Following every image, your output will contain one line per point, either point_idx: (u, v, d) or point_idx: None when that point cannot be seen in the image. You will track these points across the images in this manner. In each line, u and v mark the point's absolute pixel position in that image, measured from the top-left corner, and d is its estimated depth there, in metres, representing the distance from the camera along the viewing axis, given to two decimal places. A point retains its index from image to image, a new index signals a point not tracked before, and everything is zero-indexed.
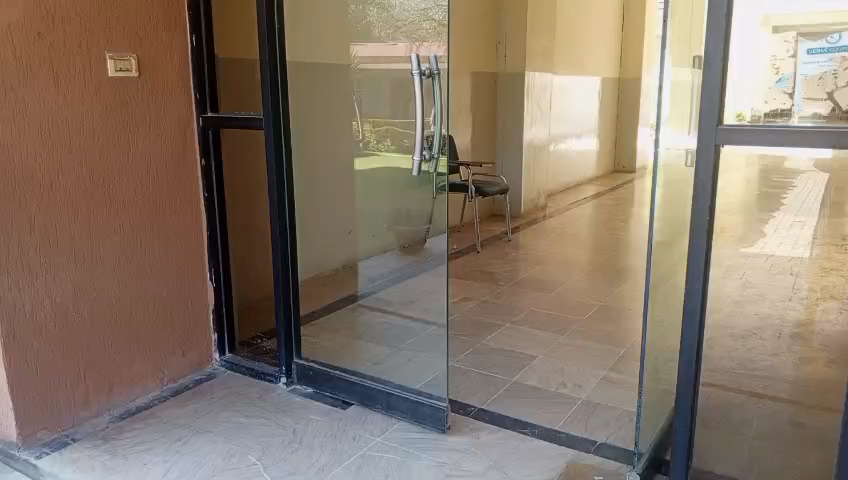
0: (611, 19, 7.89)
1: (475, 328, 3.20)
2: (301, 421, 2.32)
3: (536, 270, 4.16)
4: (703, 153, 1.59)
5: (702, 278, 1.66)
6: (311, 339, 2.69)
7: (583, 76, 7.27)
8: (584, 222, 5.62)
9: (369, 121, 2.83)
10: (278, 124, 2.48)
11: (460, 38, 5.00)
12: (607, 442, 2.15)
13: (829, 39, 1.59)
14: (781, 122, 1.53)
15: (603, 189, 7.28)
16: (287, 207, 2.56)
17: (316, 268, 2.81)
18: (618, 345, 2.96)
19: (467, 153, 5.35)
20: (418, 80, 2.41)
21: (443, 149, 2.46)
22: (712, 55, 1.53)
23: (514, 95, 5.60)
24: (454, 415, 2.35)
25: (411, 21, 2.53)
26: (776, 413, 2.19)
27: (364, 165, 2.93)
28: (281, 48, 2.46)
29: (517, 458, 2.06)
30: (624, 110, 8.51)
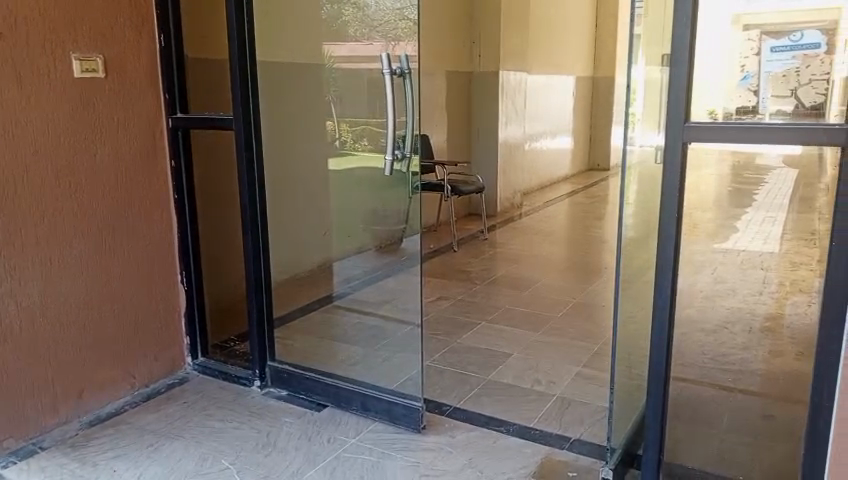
0: (585, 19, 7.97)
1: (451, 327, 3.21)
2: (275, 424, 2.30)
3: (512, 269, 4.18)
4: (671, 153, 1.61)
5: (670, 274, 1.68)
6: (285, 341, 2.66)
7: (557, 76, 7.32)
8: (559, 220, 5.66)
9: (346, 121, 2.98)
10: (249, 122, 2.43)
11: (434, 37, 5.00)
12: (580, 439, 2.16)
13: (792, 37, 1.61)
14: (751, 120, 1.55)
15: (578, 187, 7.34)
16: (259, 208, 2.52)
17: (295, 268, 2.82)
18: (592, 342, 2.98)
19: (442, 153, 5.35)
20: (388, 80, 2.34)
21: (415, 149, 2.44)
22: (678, 55, 1.55)
23: (489, 94, 5.61)
24: (429, 414, 2.35)
25: (387, 20, 2.67)
26: (746, 406, 2.22)
27: (340, 165, 3.08)
28: (251, 45, 2.41)
29: (491, 456, 2.07)
30: (598, 109, 8.59)
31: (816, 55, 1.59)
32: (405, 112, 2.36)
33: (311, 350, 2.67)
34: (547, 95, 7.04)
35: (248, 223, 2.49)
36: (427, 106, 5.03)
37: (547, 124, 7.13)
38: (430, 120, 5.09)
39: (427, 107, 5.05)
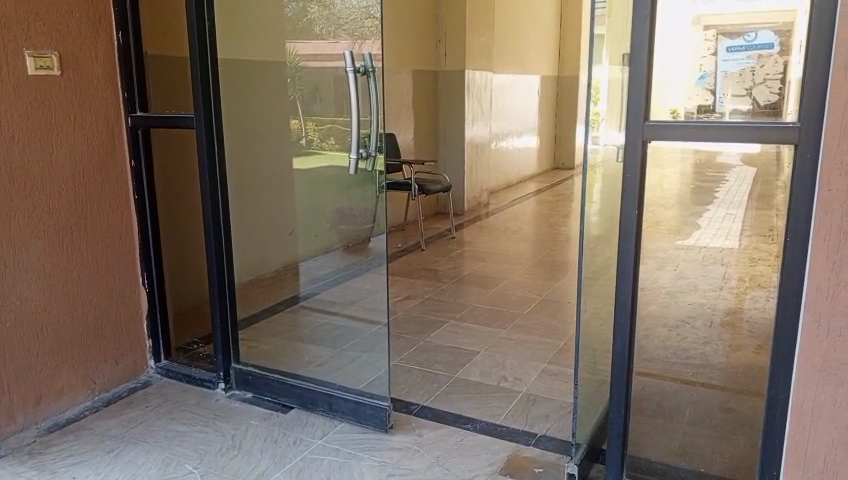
0: (550, 19, 8.04)
1: (419, 326, 3.21)
2: (240, 427, 2.27)
3: (479, 267, 4.20)
4: (630, 148, 1.64)
5: (632, 270, 1.70)
6: (250, 343, 2.63)
7: (523, 75, 7.37)
8: (526, 218, 5.69)
9: (311, 120, 2.91)
10: (210, 121, 2.40)
11: (399, 35, 4.99)
12: (546, 435, 2.18)
13: (746, 37, 1.59)
14: (711, 119, 1.57)
15: (544, 186, 7.40)
16: (222, 208, 2.48)
17: (257, 270, 2.80)
18: (557, 339, 3.01)
19: (409, 152, 5.36)
20: (352, 78, 2.34)
21: (380, 148, 2.41)
22: (637, 53, 1.58)
23: (454, 93, 5.63)
24: (396, 414, 2.34)
25: (353, 18, 2.48)
26: (707, 400, 2.27)
27: (304, 164, 3.03)
28: (211, 43, 2.37)
29: (458, 454, 2.07)
30: (563, 108, 8.69)
31: (771, 56, 1.54)
32: (369, 111, 2.35)
33: (276, 351, 2.65)
34: (513, 94, 7.09)
35: (210, 224, 2.45)
36: (393, 105, 5.02)
37: (513, 122, 7.18)
38: (396, 119, 5.09)
39: (394, 106, 5.04)
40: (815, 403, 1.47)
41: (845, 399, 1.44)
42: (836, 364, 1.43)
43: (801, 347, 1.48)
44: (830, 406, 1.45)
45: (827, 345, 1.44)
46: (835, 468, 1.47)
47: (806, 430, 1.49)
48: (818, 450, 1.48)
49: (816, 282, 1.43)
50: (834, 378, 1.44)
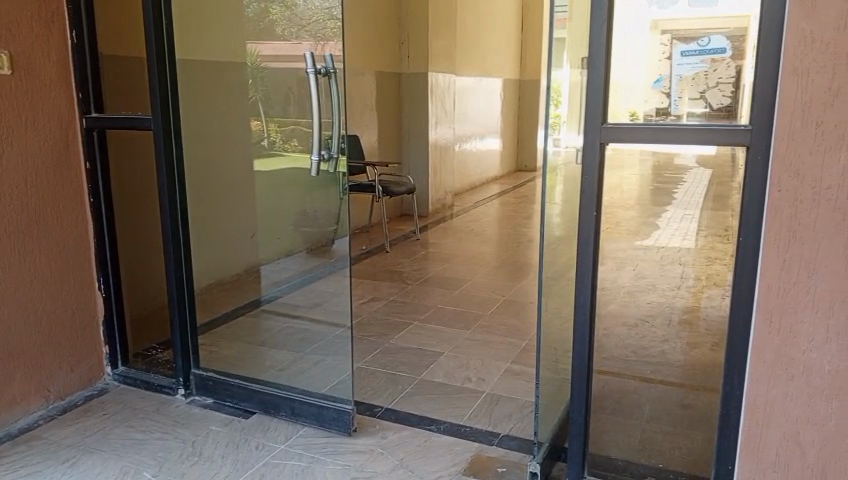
0: (511, 22, 8.13)
1: (384, 328, 3.20)
2: (200, 433, 2.23)
3: (443, 269, 4.21)
4: (589, 151, 1.68)
5: (591, 269, 1.74)
6: (210, 347, 2.58)
7: (485, 78, 7.43)
8: (489, 220, 5.73)
9: (274, 121, 2.88)
10: (168, 123, 2.35)
11: (362, 37, 4.98)
12: (509, 434, 2.20)
13: (700, 41, 1.58)
14: (667, 122, 1.61)
15: (507, 188, 7.47)
16: (180, 212, 2.44)
17: (217, 273, 2.77)
18: (520, 339, 3.04)
19: (373, 153, 5.34)
20: (313, 79, 2.33)
21: (342, 150, 2.38)
22: (595, 59, 1.63)
23: (417, 96, 5.64)
24: (360, 416, 2.33)
25: (316, 20, 2.45)
26: (666, 397, 2.31)
27: (267, 165, 3.01)
28: (170, 44, 2.33)
29: (422, 455, 2.07)
30: (525, 111, 8.79)
31: (723, 60, 1.55)
32: (330, 113, 2.34)
33: (237, 356, 2.61)
34: (476, 97, 7.13)
35: (169, 228, 2.41)
36: (357, 106, 5.01)
37: (476, 125, 7.23)
38: (360, 121, 5.08)
39: (357, 108, 5.02)
40: (768, 397, 1.51)
41: (794, 393, 1.48)
42: (787, 359, 1.48)
43: (753, 344, 1.52)
44: (781, 400, 1.50)
45: (778, 341, 1.48)
46: (787, 461, 1.52)
47: (759, 424, 1.53)
48: (771, 443, 1.53)
49: (767, 279, 1.47)
50: (785, 373, 1.49)
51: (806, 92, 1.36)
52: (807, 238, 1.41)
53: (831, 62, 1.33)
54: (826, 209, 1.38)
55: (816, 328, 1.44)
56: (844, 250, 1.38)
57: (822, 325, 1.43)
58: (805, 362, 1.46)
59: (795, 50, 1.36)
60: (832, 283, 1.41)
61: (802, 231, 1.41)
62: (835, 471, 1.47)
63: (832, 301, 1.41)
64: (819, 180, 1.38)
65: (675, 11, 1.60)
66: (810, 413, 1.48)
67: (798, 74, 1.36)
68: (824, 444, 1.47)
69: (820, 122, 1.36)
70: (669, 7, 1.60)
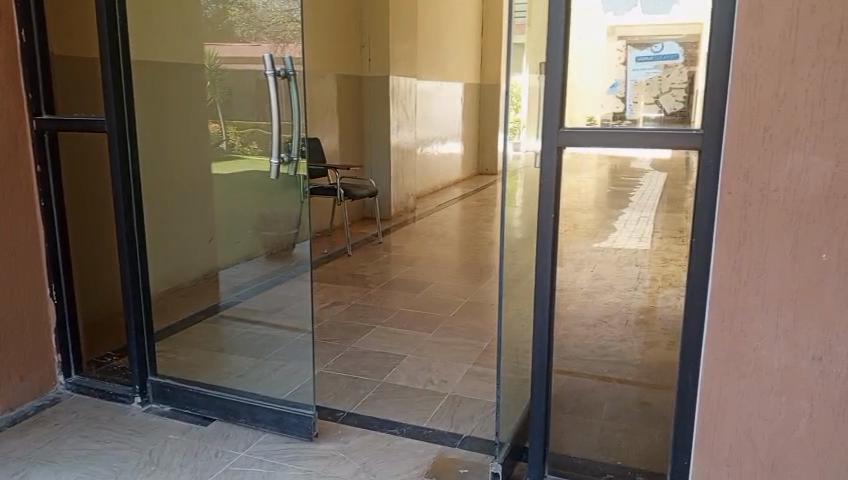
0: (472, 28, 8.22)
1: (345, 332, 3.18)
2: (158, 441, 2.18)
3: (405, 271, 4.22)
4: (547, 154, 1.71)
5: (550, 271, 1.77)
6: (167, 354, 2.53)
7: (447, 82, 7.48)
8: (451, 223, 5.75)
9: (233, 124, 2.87)
10: (124, 126, 2.30)
11: (322, 39, 4.95)
12: (471, 435, 2.21)
13: (653, 48, 1.63)
14: (623, 126, 1.65)
15: (468, 191, 7.52)
16: (137, 217, 2.38)
17: (173, 279, 2.72)
18: (482, 340, 3.06)
19: (334, 156, 5.31)
20: (272, 81, 2.30)
21: (302, 152, 2.36)
22: (552, 63, 1.66)
23: (378, 99, 5.64)
24: (322, 421, 2.31)
25: (275, 21, 2.44)
26: (624, 395, 2.35)
27: (224, 168, 3.04)
28: (125, 45, 2.27)
29: (384, 459, 2.07)
30: (486, 115, 8.88)
31: (676, 66, 1.59)
32: (290, 116, 2.31)
33: (196, 363, 2.56)
34: (437, 101, 7.17)
35: (124, 234, 2.35)
36: (317, 109, 4.98)
37: (438, 128, 7.26)
38: (321, 123, 5.05)
39: (318, 111, 5.00)
40: (720, 395, 1.56)
41: (745, 390, 1.53)
42: (738, 357, 1.52)
43: (706, 343, 1.56)
44: (733, 396, 1.54)
45: (730, 340, 1.53)
46: (739, 456, 1.56)
47: (713, 420, 1.58)
48: (724, 438, 1.57)
49: (719, 280, 1.51)
50: (737, 370, 1.53)
51: (754, 98, 1.41)
52: (756, 239, 1.46)
53: (777, 69, 1.38)
54: (774, 211, 1.43)
55: (766, 326, 1.49)
56: (790, 250, 1.43)
57: (770, 323, 1.48)
58: (755, 360, 1.51)
59: (743, 56, 1.40)
60: (779, 283, 1.46)
61: (751, 232, 1.46)
62: (783, 464, 1.52)
63: (781, 300, 1.46)
64: (767, 183, 1.43)
65: (630, 19, 1.64)
66: (760, 408, 1.52)
67: (746, 80, 1.41)
68: (773, 438, 1.52)
69: (767, 126, 1.41)
70: (625, 14, 1.65)
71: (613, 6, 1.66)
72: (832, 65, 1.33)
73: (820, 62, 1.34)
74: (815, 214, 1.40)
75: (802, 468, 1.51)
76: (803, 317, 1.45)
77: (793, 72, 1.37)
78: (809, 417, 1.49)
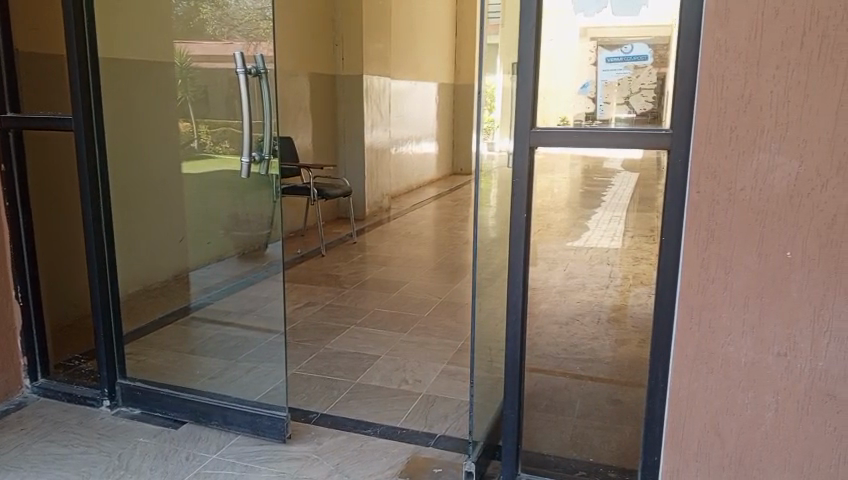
0: (446, 28, 8.24)
1: (319, 332, 3.17)
2: (127, 445, 2.15)
3: (380, 271, 4.21)
4: (518, 154, 1.72)
5: (522, 270, 1.79)
6: (137, 357, 2.48)
7: (421, 82, 7.50)
8: (425, 223, 5.76)
9: (204, 122, 2.77)
10: (91, 125, 2.26)
11: (295, 38, 4.92)
12: (445, 435, 2.21)
13: (623, 48, 1.63)
14: (596, 126, 1.67)
15: (443, 191, 7.54)
16: (105, 218, 2.34)
17: (142, 281, 2.67)
18: (456, 340, 3.07)
19: (308, 156, 5.28)
20: (242, 79, 2.26)
21: (274, 151, 2.37)
22: (524, 63, 1.67)
23: (352, 98, 5.61)
24: (295, 423, 2.30)
25: (247, 20, 2.41)
26: (596, 393, 2.38)
27: (194, 167, 2.93)
28: (92, 42, 2.23)
29: (358, 459, 2.06)
30: (460, 115, 8.91)
31: (645, 67, 1.61)
32: (262, 115, 2.30)
33: (166, 365, 2.53)
34: (411, 100, 7.16)
35: (91, 234, 2.31)
36: (290, 108, 4.94)
37: (412, 128, 7.27)
38: (294, 123, 5.01)
39: (290, 110, 4.96)
40: (689, 391, 1.58)
41: (713, 386, 1.56)
42: (706, 354, 1.55)
43: (675, 340, 1.59)
44: (702, 392, 1.57)
45: (698, 337, 1.55)
46: (707, 451, 1.59)
47: (682, 416, 1.60)
48: (693, 434, 1.60)
49: (687, 278, 1.54)
50: (705, 367, 1.56)
51: (721, 99, 1.43)
52: (723, 237, 1.48)
53: (742, 70, 1.40)
54: (740, 210, 1.46)
55: (733, 324, 1.51)
56: (756, 248, 1.46)
57: (737, 319, 1.51)
58: (723, 356, 1.54)
59: (710, 58, 1.42)
60: (745, 281, 1.48)
61: (718, 231, 1.49)
62: (750, 458, 1.55)
63: (747, 298, 1.49)
64: (733, 182, 1.46)
65: (600, 19, 1.65)
66: (728, 404, 1.55)
67: (714, 81, 1.43)
68: (741, 433, 1.55)
69: (734, 126, 1.43)
70: (595, 14, 1.65)
71: (584, 6, 1.67)
72: (796, 67, 1.37)
73: (784, 64, 1.37)
74: (780, 213, 1.43)
75: (768, 462, 1.54)
76: (768, 314, 1.48)
77: (758, 73, 1.39)
78: (775, 412, 1.52)
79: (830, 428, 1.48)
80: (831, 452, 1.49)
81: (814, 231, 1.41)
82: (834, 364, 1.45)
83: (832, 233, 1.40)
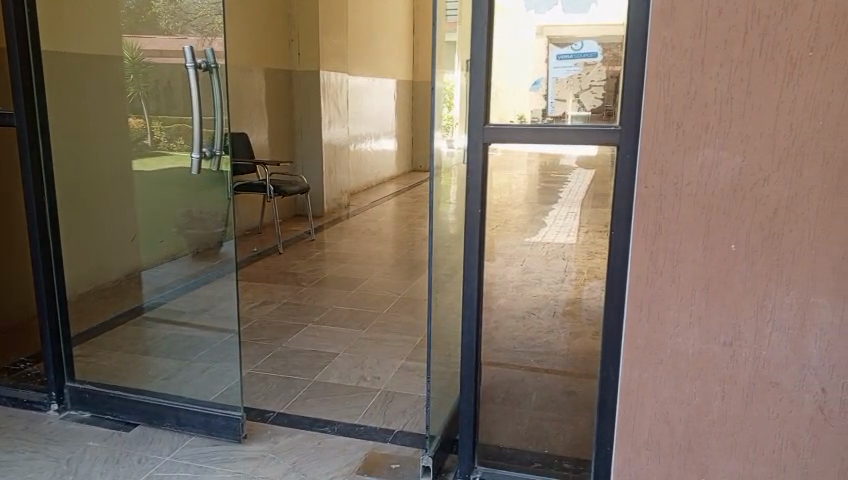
0: (404, 25, 8.23)
1: (276, 331, 3.13)
2: (76, 449, 2.09)
3: (339, 269, 4.18)
4: (472, 152, 1.74)
5: (478, 266, 1.81)
6: (86, 359, 2.41)
7: (379, 78, 7.48)
8: (385, 220, 5.75)
9: (158, 119, 2.80)
10: (34, 120, 2.18)
11: (250, 33, 4.87)
12: (403, 430, 2.22)
13: (573, 46, 1.66)
14: (553, 123, 1.68)
15: (402, 187, 7.54)
16: (50, 217, 2.26)
17: (93, 282, 2.67)
18: (415, 336, 3.07)
19: (263, 152, 5.21)
20: (192, 74, 2.22)
21: (226, 148, 2.30)
22: (477, 61, 1.69)
23: (310, 93, 5.56)
24: (251, 423, 2.27)
25: (203, 15, 2.36)
26: (551, 385, 2.41)
27: (145, 166, 2.99)
28: (34, 34, 2.15)
29: (315, 458, 2.05)
30: (419, 112, 8.91)
31: (595, 64, 1.64)
32: (212, 111, 2.24)
33: (118, 367, 2.47)
34: (369, 97, 7.13)
35: (36, 234, 2.23)
36: (246, 105, 4.88)
37: (371, 125, 7.23)
38: (248, 119, 4.94)
39: (245, 106, 4.90)
40: (639, 380, 1.62)
41: (663, 376, 1.60)
42: (655, 344, 1.59)
43: (625, 332, 1.62)
44: (652, 382, 1.61)
45: (647, 328, 1.59)
46: (658, 438, 1.63)
47: (633, 405, 1.63)
48: (643, 423, 1.64)
49: (636, 271, 1.57)
50: (655, 357, 1.59)
51: (668, 96, 1.47)
52: (670, 230, 1.52)
53: (688, 68, 1.44)
54: (687, 204, 1.50)
55: (681, 314, 1.55)
56: (702, 242, 1.50)
57: (685, 311, 1.55)
58: (672, 347, 1.57)
59: (658, 55, 1.46)
60: (692, 272, 1.52)
61: (665, 224, 1.52)
62: (698, 445, 1.60)
63: (694, 289, 1.53)
64: (680, 177, 1.49)
65: (550, 17, 1.67)
66: (677, 393, 1.59)
67: (660, 79, 1.46)
68: (690, 421, 1.60)
69: (680, 122, 1.47)
70: (546, 12, 1.67)
71: (534, 5, 1.69)
72: (738, 65, 1.41)
73: (727, 62, 1.41)
74: (724, 206, 1.47)
75: (715, 447, 1.59)
76: (714, 305, 1.52)
77: (703, 71, 1.43)
78: (722, 399, 1.56)
79: (773, 414, 1.53)
80: (774, 437, 1.54)
81: (757, 224, 1.46)
82: (777, 352, 1.51)
83: (773, 226, 1.45)
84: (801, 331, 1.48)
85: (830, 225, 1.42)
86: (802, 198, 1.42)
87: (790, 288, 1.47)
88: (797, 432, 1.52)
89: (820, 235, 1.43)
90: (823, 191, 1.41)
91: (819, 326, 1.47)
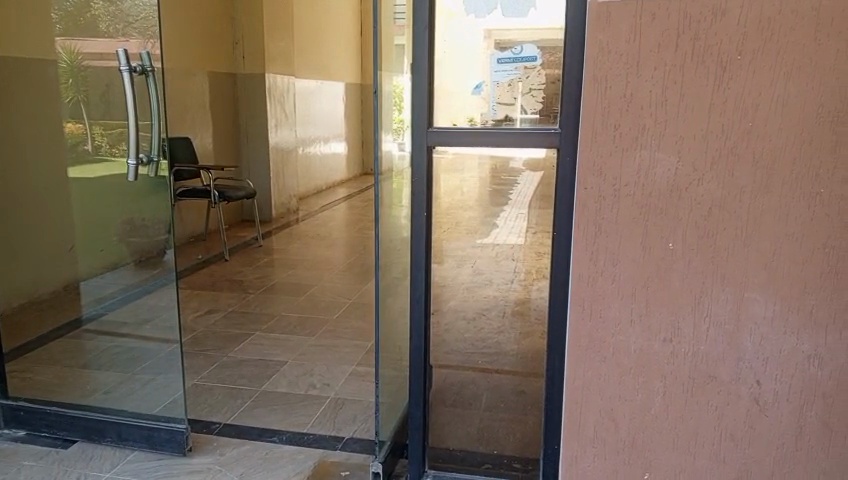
0: (350, 28, 8.18)
1: (223, 340, 3.07)
2: (10, 470, 2.00)
3: (288, 275, 4.13)
4: (418, 153, 1.74)
5: (424, 268, 1.81)
6: (21, 375, 2.31)
7: (327, 81, 7.41)
8: (336, 224, 5.71)
9: (99, 124, 2.81)
10: None
11: (192, 36, 4.76)
12: (353, 437, 2.20)
13: (513, 50, 1.68)
14: (503, 126, 1.70)
15: (353, 191, 7.49)
16: None
17: (28, 295, 2.60)
18: (365, 341, 3.06)
19: (208, 157, 5.12)
20: (127, 77, 2.14)
21: (164, 152, 2.25)
22: (419, 63, 1.69)
23: (256, 97, 5.48)
24: (197, 435, 2.21)
25: (143, 17, 2.37)
26: None
27: (81, 173, 2.92)
28: None
29: (263, 468, 2.01)
30: (368, 115, 8.86)
31: (534, 68, 1.66)
32: (149, 115, 2.17)
33: (55, 382, 2.37)
34: (317, 100, 7.06)
35: None
36: (189, 108, 4.79)
37: (319, 128, 7.16)
38: (192, 123, 4.84)
39: (189, 110, 4.79)
40: (584, 379, 1.64)
41: (606, 373, 1.63)
42: (598, 343, 1.61)
43: (569, 332, 1.64)
44: (596, 380, 1.64)
45: (590, 327, 1.61)
46: (603, 435, 1.66)
47: (578, 403, 1.66)
48: (589, 420, 1.66)
49: (578, 271, 1.60)
50: (598, 355, 1.62)
51: (605, 98, 1.49)
52: (610, 230, 1.55)
53: (624, 71, 1.47)
54: (625, 204, 1.53)
55: (622, 313, 1.58)
56: (640, 242, 1.54)
57: (626, 309, 1.58)
58: (614, 345, 1.60)
59: (595, 60, 1.48)
60: (631, 272, 1.56)
61: (605, 225, 1.55)
62: (641, 440, 1.64)
63: (634, 288, 1.56)
64: (618, 178, 1.52)
65: (492, 21, 1.68)
66: (619, 390, 1.63)
67: (598, 82, 1.49)
68: (633, 416, 1.63)
69: (618, 125, 1.50)
70: (487, 16, 1.68)
71: (474, 8, 1.68)
72: (672, 68, 1.44)
73: (661, 66, 1.45)
74: (661, 207, 1.51)
75: (657, 443, 1.63)
76: (654, 303, 1.56)
77: (639, 74, 1.46)
78: (662, 395, 1.60)
79: (711, 407, 1.58)
80: (713, 430, 1.59)
81: (694, 223, 1.50)
82: (713, 348, 1.55)
83: (708, 225, 1.50)
84: (736, 326, 1.53)
85: (761, 223, 1.47)
86: (736, 198, 1.47)
87: (725, 285, 1.52)
88: (735, 424, 1.57)
89: (752, 233, 1.48)
90: (754, 190, 1.46)
91: (753, 321, 1.52)
